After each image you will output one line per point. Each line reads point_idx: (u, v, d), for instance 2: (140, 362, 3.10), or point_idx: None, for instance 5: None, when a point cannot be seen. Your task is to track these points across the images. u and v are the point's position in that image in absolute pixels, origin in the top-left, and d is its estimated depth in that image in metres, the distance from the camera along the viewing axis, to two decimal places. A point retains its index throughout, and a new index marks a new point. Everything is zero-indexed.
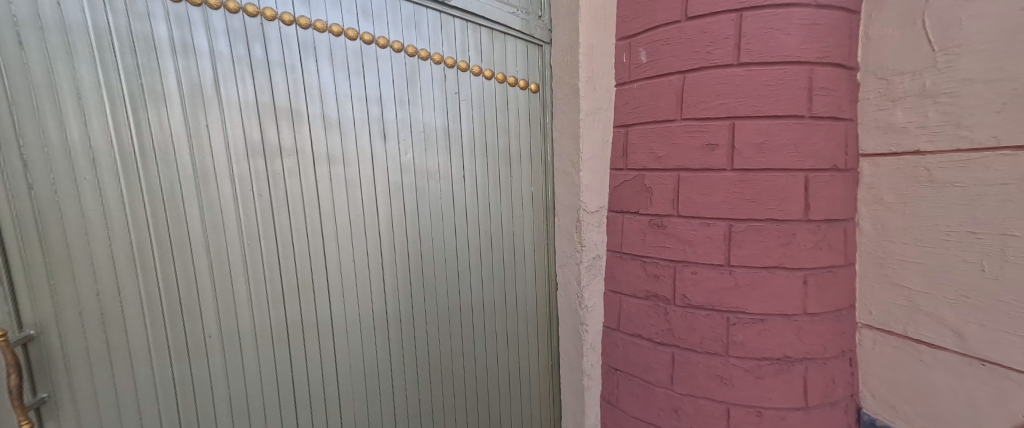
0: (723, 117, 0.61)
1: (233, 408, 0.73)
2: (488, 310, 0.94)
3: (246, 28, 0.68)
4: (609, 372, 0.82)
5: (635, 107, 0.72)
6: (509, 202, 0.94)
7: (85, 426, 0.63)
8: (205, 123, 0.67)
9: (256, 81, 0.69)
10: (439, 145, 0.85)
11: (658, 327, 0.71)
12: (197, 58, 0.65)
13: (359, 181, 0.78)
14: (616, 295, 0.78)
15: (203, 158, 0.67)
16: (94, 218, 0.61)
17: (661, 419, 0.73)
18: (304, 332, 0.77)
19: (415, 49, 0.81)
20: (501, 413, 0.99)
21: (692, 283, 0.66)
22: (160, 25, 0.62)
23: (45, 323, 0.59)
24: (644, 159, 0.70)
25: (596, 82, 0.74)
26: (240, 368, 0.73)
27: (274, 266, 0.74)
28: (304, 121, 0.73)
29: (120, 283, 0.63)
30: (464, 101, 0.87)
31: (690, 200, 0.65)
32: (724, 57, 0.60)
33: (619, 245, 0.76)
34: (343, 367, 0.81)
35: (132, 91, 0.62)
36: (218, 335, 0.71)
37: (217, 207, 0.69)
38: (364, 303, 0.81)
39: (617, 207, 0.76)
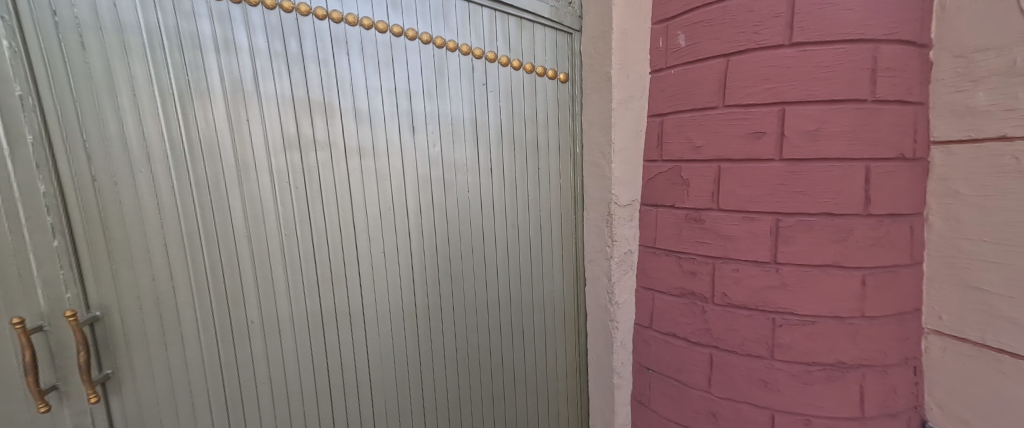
0: (771, 103, 0.56)
1: (274, 388, 0.78)
2: (515, 306, 0.91)
3: (282, 24, 0.70)
4: (641, 371, 0.79)
5: (671, 95, 0.68)
6: (536, 196, 0.90)
7: (144, 397, 0.71)
8: (245, 118, 0.70)
9: (290, 76, 0.71)
10: (466, 137, 0.83)
11: (694, 327, 0.68)
12: (237, 54, 0.68)
13: (389, 173, 0.79)
14: (649, 291, 0.75)
15: (243, 151, 0.71)
16: (150, 208, 0.68)
17: (697, 422, 0.70)
18: (337, 321, 0.79)
19: (443, 40, 0.79)
20: (529, 409, 0.97)
21: (733, 281, 0.62)
22: (205, 23, 0.66)
23: (109, 305, 0.68)
24: (680, 149, 0.67)
25: (629, 69, 0.71)
26: (279, 351, 0.77)
27: (309, 256, 0.76)
28: (336, 114, 0.75)
29: (172, 271, 0.70)
30: (493, 92, 0.83)
31: (732, 193, 0.60)
32: (774, 37, 0.55)
33: (652, 240, 0.73)
34: (375, 356, 0.83)
35: (180, 86, 0.66)
36: (258, 321, 0.75)
37: (256, 197, 0.72)
38: (394, 293, 0.82)
39: (650, 201, 0.73)
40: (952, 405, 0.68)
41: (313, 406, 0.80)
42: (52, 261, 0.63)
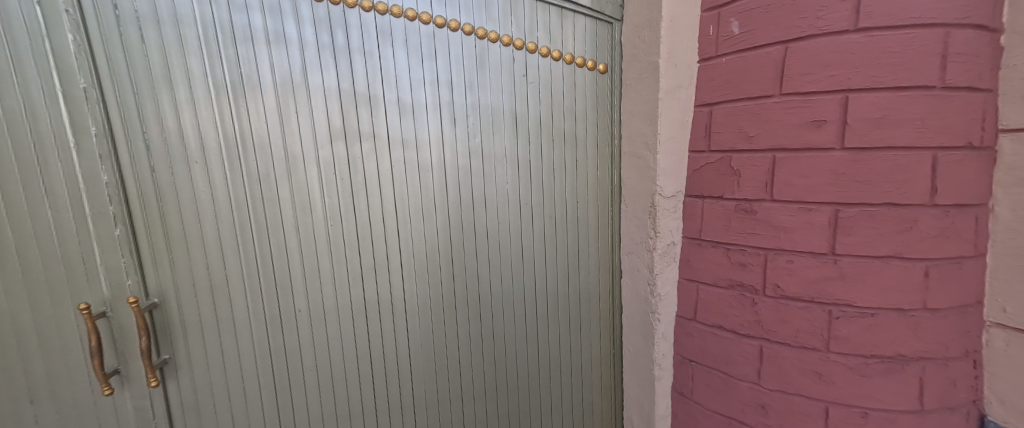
0: (834, 90, 0.56)
1: (319, 375, 0.80)
2: (551, 298, 0.92)
3: (330, 16, 0.71)
4: (682, 363, 0.81)
5: (722, 83, 0.67)
6: (574, 188, 0.89)
7: (199, 381, 0.74)
8: (293, 109, 0.71)
9: (336, 68, 0.72)
10: (506, 128, 0.83)
11: (743, 318, 0.69)
12: (287, 46, 0.69)
13: (431, 165, 0.80)
14: (693, 283, 0.76)
15: (292, 142, 0.72)
16: (204, 198, 0.70)
17: (745, 414, 0.71)
18: (380, 310, 0.81)
19: (484, 31, 0.79)
20: (564, 399, 0.98)
21: (787, 273, 0.63)
22: (256, 16, 0.67)
23: (166, 293, 0.70)
24: (731, 139, 0.67)
25: (677, 58, 0.70)
26: (325, 339, 0.79)
27: (353, 246, 0.77)
28: (380, 106, 0.75)
29: (225, 260, 0.72)
30: (533, 83, 0.83)
31: (788, 183, 0.61)
32: (839, 22, 0.54)
33: (697, 231, 0.74)
34: (415, 345, 0.84)
35: (233, 78, 0.68)
36: (305, 310, 0.77)
37: (304, 188, 0.74)
38: (434, 284, 0.83)
39: (696, 192, 0.73)
40: (1013, 399, 0.67)
41: (356, 393, 0.82)
42: (113, 250, 0.67)
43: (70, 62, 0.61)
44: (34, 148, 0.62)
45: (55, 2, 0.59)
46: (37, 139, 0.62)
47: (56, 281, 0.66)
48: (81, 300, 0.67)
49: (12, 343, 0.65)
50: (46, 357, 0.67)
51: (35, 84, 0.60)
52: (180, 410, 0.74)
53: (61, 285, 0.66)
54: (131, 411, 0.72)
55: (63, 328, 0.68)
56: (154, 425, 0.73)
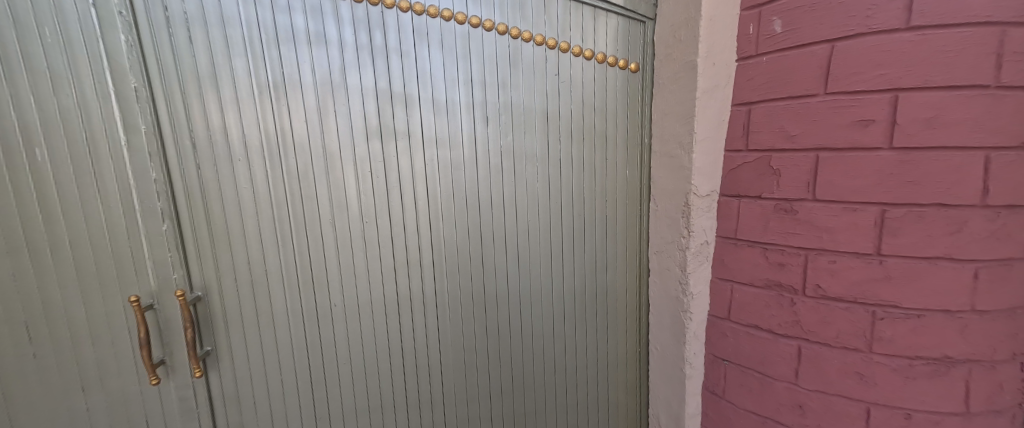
0: (883, 90, 0.57)
1: (353, 369, 0.82)
2: (579, 296, 0.92)
3: (369, 17, 0.72)
4: (715, 362, 0.84)
5: (763, 82, 0.69)
6: (603, 187, 0.89)
7: (240, 373, 0.76)
8: (332, 108, 0.72)
9: (374, 68, 0.73)
10: (537, 127, 0.83)
11: (781, 319, 0.72)
12: (327, 46, 0.70)
13: (464, 164, 0.81)
14: (727, 283, 0.78)
15: (330, 141, 0.73)
16: (246, 194, 0.71)
17: (782, 413, 0.75)
18: (412, 306, 0.82)
19: (518, 30, 0.79)
20: (589, 397, 0.98)
21: (829, 273, 0.65)
22: (298, 17, 0.68)
23: (210, 286, 0.72)
24: (771, 138, 0.68)
25: (715, 57, 0.71)
26: (358, 334, 0.81)
27: (388, 243, 0.79)
28: (415, 105, 0.76)
29: (266, 255, 0.74)
30: (565, 83, 0.83)
31: (831, 183, 0.62)
32: (890, 21, 0.55)
33: (733, 231, 0.76)
34: (446, 341, 0.85)
35: (276, 78, 0.69)
36: (341, 304, 0.79)
37: (340, 186, 0.75)
38: (464, 281, 0.84)
39: (732, 191, 0.75)
40: None
41: (389, 387, 0.84)
42: (160, 244, 0.69)
43: (121, 63, 0.63)
44: (87, 147, 0.64)
45: (109, 4, 0.61)
46: (92, 137, 0.64)
47: (106, 274, 0.68)
48: (130, 293, 0.69)
49: (66, 335, 0.68)
50: (98, 348, 0.70)
51: (89, 85, 0.63)
52: (221, 401, 0.77)
53: (111, 278, 0.68)
54: (176, 401, 0.74)
55: (113, 320, 0.70)
56: (197, 415, 0.76)
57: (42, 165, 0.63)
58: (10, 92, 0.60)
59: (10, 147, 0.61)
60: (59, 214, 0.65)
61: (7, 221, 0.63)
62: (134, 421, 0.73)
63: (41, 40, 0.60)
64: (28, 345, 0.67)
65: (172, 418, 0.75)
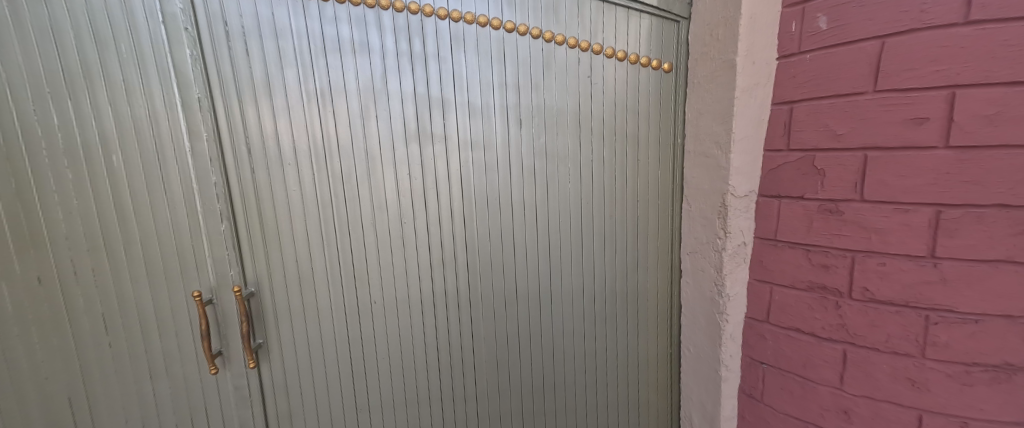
0: (939, 86, 0.55)
1: (391, 363, 0.85)
2: (609, 296, 0.92)
3: (408, 25, 0.75)
4: (752, 364, 0.82)
5: (806, 81, 0.67)
6: (634, 187, 0.89)
7: (288, 365, 0.81)
8: (373, 113, 0.76)
9: (412, 74, 0.76)
10: (569, 128, 0.84)
11: (825, 322, 0.70)
12: (370, 54, 0.74)
13: (497, 165, 0.83)
14: (766, 284, 0.77)
15: (371, 145, 0.77)
16: (294, 196, 0.76)
17: (825, 418, 0.73)
18: (447, 303, 0.85)
19: (551, 33, 0.80)
20: (619, 396, 0.98)
21: (879, 276, 0.63)
22: (345, 28, 0.73)
23: (261, 282, 0.77)
24: (816, 138, 0.67)
25: (755, 55, 0.69)
26: (396, 330, 0.84)
27: (424, 242, 0.82)
28: (451, 109, 0.79)
29: (311, 254, 0.78)
30: (597, 84, 0.83)
31: (881, 182, 0.61)
32: (946, 15, 0.54)
33: (773, 232, 0.74)
34: (479, 337, 0.88)
35: (321, 87, 0.73)
36: (380, 301, 0.82)
37: (380, 188, 0.79)
38: (497, 280, 0.86)
39: (772, 192, 0.74)
40: None
41: (424, 381, 0.87)
42: (219, 243, 0.74)
43: (187, 76, 0.68)
44: (156, 152, 0.70)
45: (178, 21, 0.67)
46: (160, 143, 0.70)
47: (171, 270, 0.74)
48: (192, 287, 0.75)
49: (137, 326, 0.74)
50: (163, 338, 0.76)
51: (157, 97, 0.69)
52: (270, 391, 0.81)
53: (175, 273, 0.74)
54: (231, 390, 0.79)
55: (177, 313, 0.75)
56: (250, 403, 0.81)
57: (118, 171, 0.69)
58: (93, 104, 0.67)
59: (92, 153, 0.68)
60: (132, 214, 0.71)
61: (89, 221, 0.70)
62: (194, 408, 0.79)
63: (117, 54, 0.66)
64: (104, 334, 0.74)
65: (228, 405, 0.80)
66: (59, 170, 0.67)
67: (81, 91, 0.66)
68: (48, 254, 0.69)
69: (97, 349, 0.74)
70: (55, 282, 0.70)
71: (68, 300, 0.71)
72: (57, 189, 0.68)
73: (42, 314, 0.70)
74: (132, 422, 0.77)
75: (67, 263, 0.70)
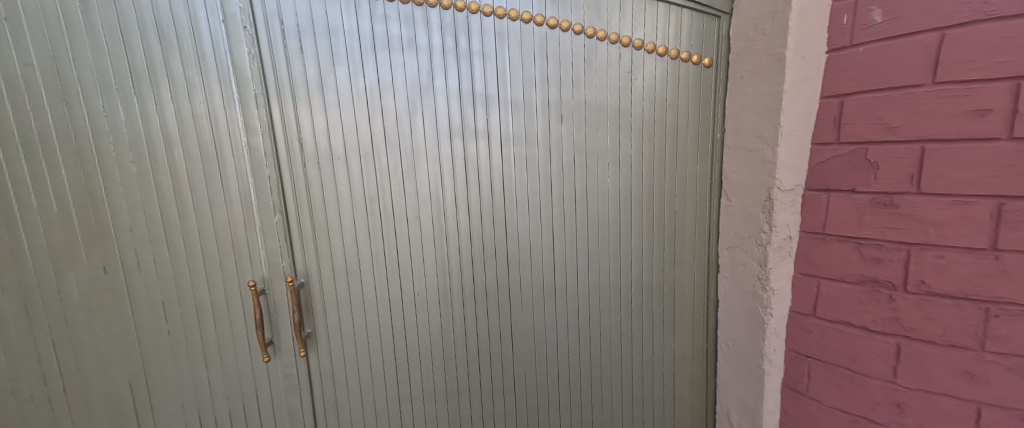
0: (1003, 78, 0.55)
1: (432, 354, 0.87)
2: (645, 291, 0.93)
3: (455, 22, 0.76)
4: (796, 359, 0.83)
5: (858, 74, 0.68)
6: (672, 181, 0.89)
7: (334, 355, 0.83)
8: (419, 109, 0.78)
9: (457, 71, 0.78)
10: (609, 124, 0.85)
11: (877, 315, 0.70)
12: (417, 51, 0.76)
13: (537, 161, 0.84)
14: (813, 278, 0.77)
15: (417, 141, 0.79)
16: (343, 190, 0.78)
17: (876, 412, 0.74)
18: (488, 296, 0.87)
19: (594, 29, 0.81)
20: (654, 391, 0.99)
21: (935, 269, 0.63)
22: (394, 26, 0.74)
23: (311, 273, 0.79)
24: (869, 130, 0.67)
25: (805, 49, 0.69)
26: (438, 322, 0.86)
27: (466, 236, 0.84)
28: (494, 105, 0.80)
29: (358, 246, 0.80)
30: (637, 79, 0.84)
31: (938, 175, 0.61)
32: (1011, 6, 0.54)
33: (821, 226, 0.75)
34: (517, 330, 0.89)
35: (370, 83, 0.75)
36: (423, 293, 0.84)
37: (424, 182, 0.80)
38: (536, 273, 0.87)
39: (820, 185, 0.74)
40: None
41: (464, 373, 0.89)
42: (273, 235, 0.77)
43: (245, 73, 0.71)
44: (214, 147, 0.72)
45: (237, 20, 0.69)
46: (219, 138, 0.72)
47: (226, 261, 0.76)
48: (246, 278, 0.77)
49: (193, 316, 0.77)
50: (217, 327, 0.78)
51: (216, 93, 0.71)
52: (318, 380, 0.84)
53: (230, 264, 0.77)
54: (281, 378, 0.82)
55: (231, 303, 0.78)
56: (299, 391, 0.83)
57: (178, 164, 0.72)
58: (156, 100, 0.69)
59: (155, 148, 0.71)
60: (190, 207, 0.73)
61: (151, 214, 0.72)
62: (246, 395, 0.82)
63: (179, 52, 0.69)
64: (162, 323, 0.76)
65: (278, 393, 0.83)
66: (124, 164, 0.70)
67: (145, 87, 0.69)
68: (112, 245, 0.72)
69: (156, 337, 0.77)
70: (119, 271, 0.73)
71: (130, 289, 0.74)
72: (122, 183, 0.71)
73: (105, 302, 0.73)
74: (187, 408, 0.80)
75: (131, 254, 0.73)
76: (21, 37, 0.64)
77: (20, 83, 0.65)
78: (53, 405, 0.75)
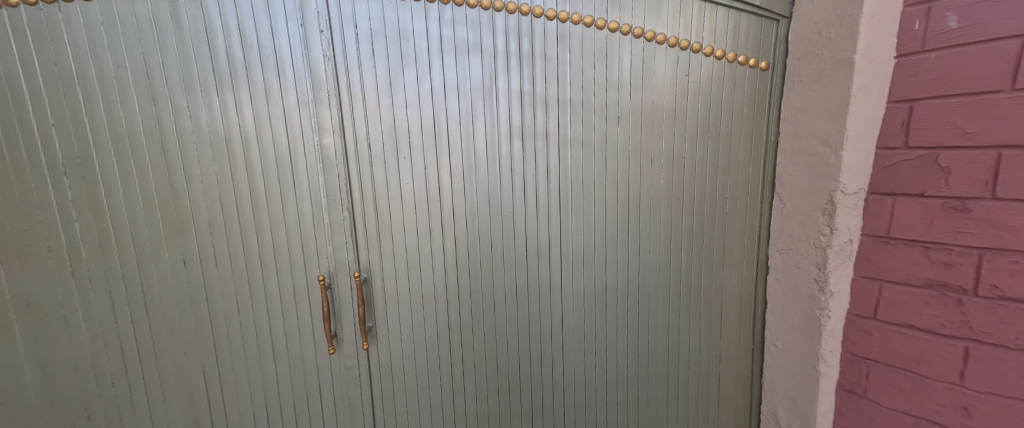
0: None
1: (485, 350, 0.89)
2: (693, 291, 0.94)
3: (519, 26, 0.78)
4: (855, 361, 0.85)
5: (931, 79, 0.69)
6: (723, 183, 0.90)
7: (393, 349, 0.86)
8: (481, 112, 0.80)
9: (519, 73, 0.80)
10: (664, 126, 0.86)
11: (944, 319, 0.72)
12: (481, 54, 0.78)
13: (593, 162, 0.85)
14: (875, 281, 0.79)
15: (478, 143, 0.81)
16: (407, 189, 0.80)
17: (941, 414, 0.76)
18: (540, 294, 0.88)
19: (653, 33, 0.82)
20: (698, 389, 1.01)
21: (1010, 273, 0.64)
22: (461, 30, 0.76)
23: (374, 268, 0.82)
24: (941, 136, 0.68)
25: (874, 55, 0.71)
26: (493, 319, 0.88)
27: (521, 235, 0.85)
28: (553, 107, 0.82)
29: (420, 243, 0.82)
30: (694, 82, 0.85)
31: (1015, 180, 0.62)
32: None
33: (885, 230, 0.77)
34: (568, 328, 0.91)
35: (436, 85, 0.77)
36: (479, 290, 0.86)
37: (483, 182, 0.82)
38: (588, 272, 0.89)
39: (886, 189, 0.76)
40: None
41: (516, 369, 0.91)
42: (340, 232, 0.79)
43: (320, 75, 0.73)
44: (287, 147, 0.75)
45: (315, 25, 0.71)
46: (291, 137, 0.74)
47: (295, 256, 0.79)
48: (313, 272, 0.80)
49: (263, 308, 0.80)
50: (285, 319, 0.81)
51: (291, 95, 0.73)
52: (377, 373, 0.87)
53: (298, 260, 0.79)
54: (342, 370, 0.85)
55: (298, 297, 0.81)
56: (359, 383, 0.86)
57: (253, 163, 0.74)
58: (235, 100, 0.72)
59: (232, 147, 0.73)
60: (263, 203, 0.76)
61: (227, 210, 0.75)
62: (310, 386, 0.85)
63: (258, 54, 0.71)
64: (235, 314, 0.79)
65: (339, 385, 0.86)
66: (205, 162, 0.73)
67: (226, 88, 0.71)
68: (191, 239, 0.75)
69: (227, 328, 0.80)
70: (196, 265, 0.76)
71: (207, 282, 0.77)
72: (202, 180, 0.74)
73: (184, 293, 0.77)
74: (256, 396, 0.84)
75: (208, 248, 0.76)
76: (115, 41, 0.67)
77: (114, 85, 0.68)
78: (133, 390, 0.79)
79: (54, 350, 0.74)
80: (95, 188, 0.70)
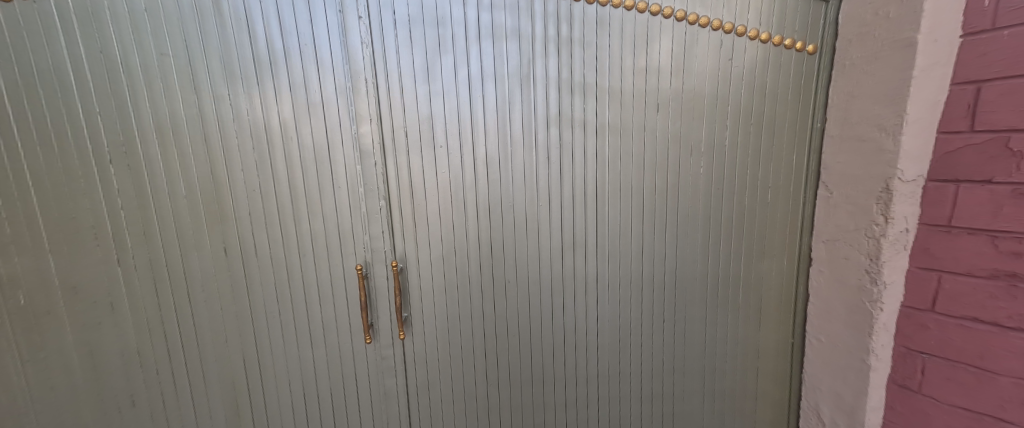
0: None
1: (520, 341, 0.89)
2: (731, 283, 0.92)
3: (558, 10, 0.76)
4: (908, 355, 0.83)
5: (1001, 59, 0.65)
6: (766, 172, 0.87)
7: (428, 340, 0.86)
8: (517, 99, 0.78)
9: (558, 59, 0.78)
10: (705, 112, 0.83)
11: (1012, 311, 0.69)
12: (519, 39, 0.76)
13: (630, 150, 0.83)
14: (934, 272, 0.77)
15: (514, 131, 0.79)
16: (443, 178, 0.79)
17: (1006, 411, 0.73)
18: (575, 285, 0.87)
19: (696, 16, 0.79)
20: (735, 384, 0.98)
21: None
22: (498, 14, 0.75)
23: (409, 258, 0.81)
24: (1013, 118, 0.65)
25: (937, 34, 0.67)
26: (526, 310, 0.87)
27: (556, 225, 0.84)
28: (591, 93, 0.80)
29: (455, 233, 0.82)
30: (737, 66, 0.82)
31: None
32: None
33: (945, 218, 0.74)
34: (603, 320, 0.90)
35: (472, 73, 0.76)
36: (514, 280, 0.85)
37: (519, 171, 0.81)
38: (624, 263, 0.88)
39: (947, 176, 0.73)
40: None
41: (549, 361, 0.90)
42: (376, 222, 0.79)
43: (357, 62, 0.72)
44: (324, 135, 0.74)
45: (354, 11, 0.70)
46: (329, 126, 0.74)
47: (332, 246, 0.79)
48: (350, 262, 0.80)
49: (301, 297, 0.80)
50: (322, 309, 0.82)
51: (329, 82, 0.72)
52: (411, 364, 0.86)
53: (336, 249, 0.79)
54: (378, 360, 0.85)
55: (335, 287, 0.81)
56: (394, 373, 0.86)
57: (291, 152, 0.74)
58: (273, 88, 0.72)
59: (271, 136, 0.73)
60: (302, 193, 0.76)
61: (266, 199, 0.75)
62: (346, 376, 0.85)
63: (297, 41, 0.70)
64: (274, 303, 0.80)
65: (374, 376, 0.86)
66: (244, 151, 0.73)
67: (266, 75, 0.71)
68: (231, 228, 0.76)
69: (266, 317, 0.80)
70: (237, 252, 0.77)
71: (247, 270, 0.78)
72: (242, 168, 0.74)
73: (224, 282, 0.77)
74: (294, 385, 0.84)
75: (248, 236, 0.76)
76: (157, 29, 0.67)
77: (156, 73, 0.68)
78: (175, 377, 0.80)
79: (100, 337, 0.76)
80: (139, 176, 0.71)
